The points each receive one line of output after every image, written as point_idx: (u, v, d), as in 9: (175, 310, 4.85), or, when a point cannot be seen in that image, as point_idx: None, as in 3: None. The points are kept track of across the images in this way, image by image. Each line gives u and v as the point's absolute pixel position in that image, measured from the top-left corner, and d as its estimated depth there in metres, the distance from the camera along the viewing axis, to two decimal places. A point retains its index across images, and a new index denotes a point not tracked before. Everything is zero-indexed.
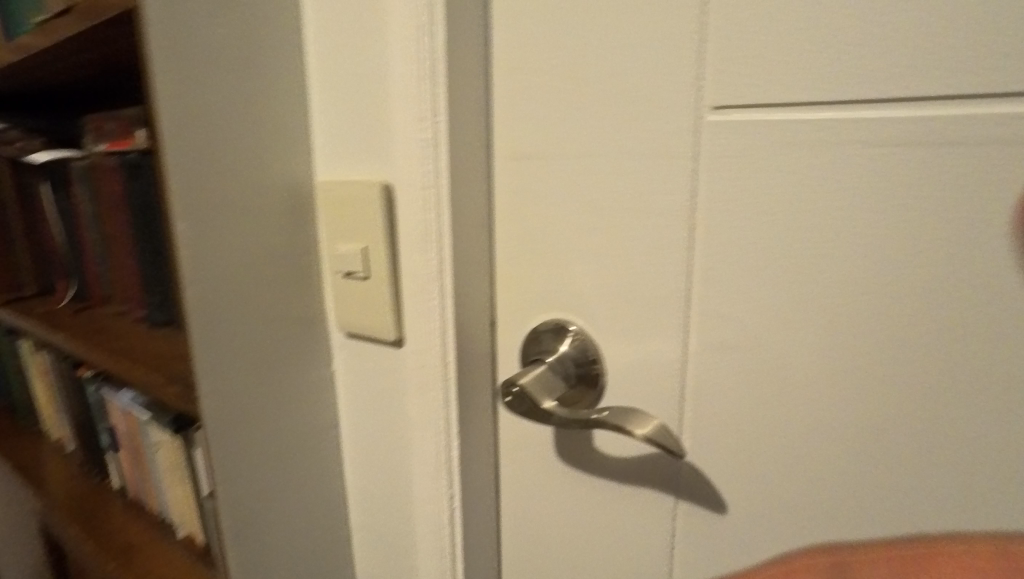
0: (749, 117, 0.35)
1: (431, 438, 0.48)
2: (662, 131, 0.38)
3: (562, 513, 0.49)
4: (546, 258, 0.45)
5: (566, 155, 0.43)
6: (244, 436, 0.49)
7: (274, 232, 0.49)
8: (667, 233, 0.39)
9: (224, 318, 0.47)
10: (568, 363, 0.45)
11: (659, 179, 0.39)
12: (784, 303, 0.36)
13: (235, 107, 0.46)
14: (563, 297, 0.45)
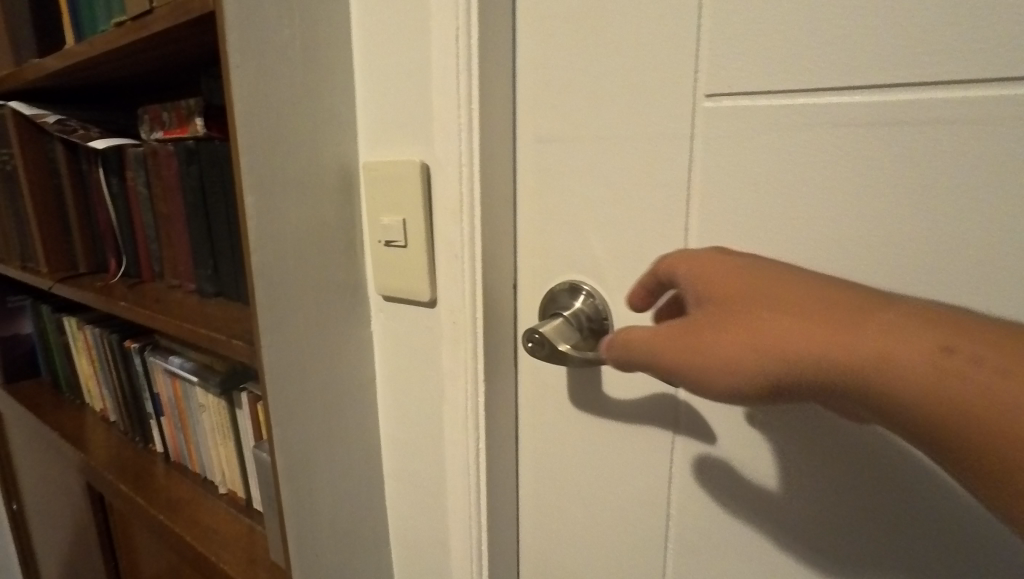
0: (737, 103, 0.42)
1: (462, 386, 0.55)
2: (665, 115, 0.45)
3: (577, 454, 0.56)
4: (564, 228, 0.52)
5: (582, 136, 0.49)
6: (297, 384, 0.56)
7: (325, 205, 0.56)
8: (668, 203, 0.46)
9: (283, 280, 0.54)
10: (582, 317, 0.52)
11: (661, 157, 0.46)
12: (766, 260, 0.42)
13: (295, 96, 0.53)
14: (578, 262, 0.52)
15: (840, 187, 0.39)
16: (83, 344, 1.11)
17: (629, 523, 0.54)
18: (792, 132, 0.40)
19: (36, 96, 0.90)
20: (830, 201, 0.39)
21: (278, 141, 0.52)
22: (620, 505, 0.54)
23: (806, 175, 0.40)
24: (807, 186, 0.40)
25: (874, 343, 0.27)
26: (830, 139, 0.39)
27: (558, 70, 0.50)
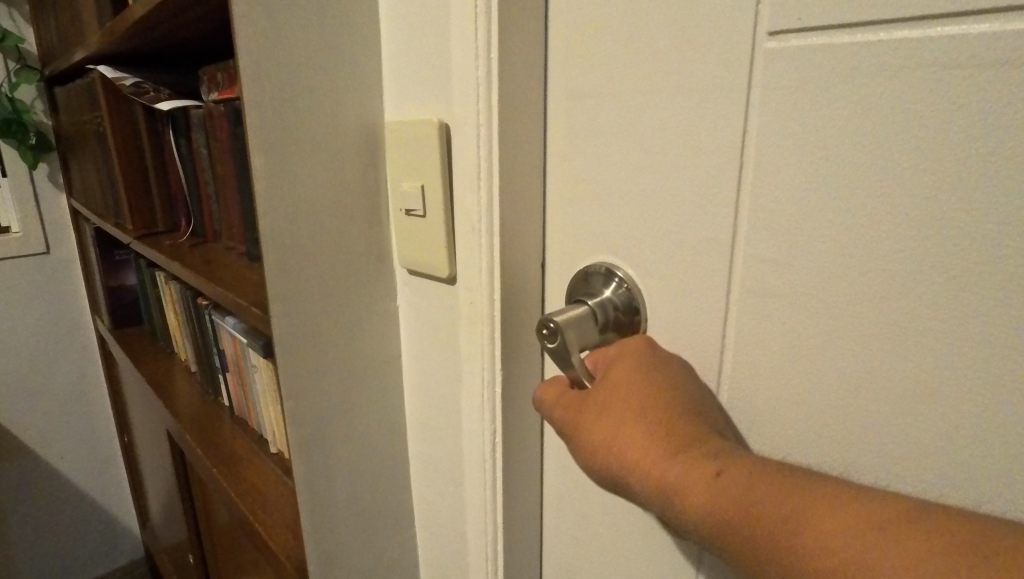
0: (806, 41, 0.32)
1: (478, 374, 0.50)
2: (717, 61, 0.36)
3: None
4: (595, 202, 0.45)
5: (616, 92, 0.41)
6: (312, 358, 0.54)
7: (345, 170, 0.52)
8: (718, 174, 0.37)
9: (296, 248, 0.51)
10: (610, 309, 0.44)
11: (710, 115, 0.37)
12: (837, 248, 0.33)
13: (310, 48, 0.48)
14: (611, 241, 0.45)
15: (941, 156, 0.29)
16: (171, 299, 1.18)
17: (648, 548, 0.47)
18: (879, 79, 0.30)
19: (121, 60, 0.94)
20: (926, 173, 0.29)
21: (291, 98, 0.48)
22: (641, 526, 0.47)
23: (896, 138, 0.30)
24: (899, 152, 0.30)
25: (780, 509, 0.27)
26: (933, 87, 0.28)
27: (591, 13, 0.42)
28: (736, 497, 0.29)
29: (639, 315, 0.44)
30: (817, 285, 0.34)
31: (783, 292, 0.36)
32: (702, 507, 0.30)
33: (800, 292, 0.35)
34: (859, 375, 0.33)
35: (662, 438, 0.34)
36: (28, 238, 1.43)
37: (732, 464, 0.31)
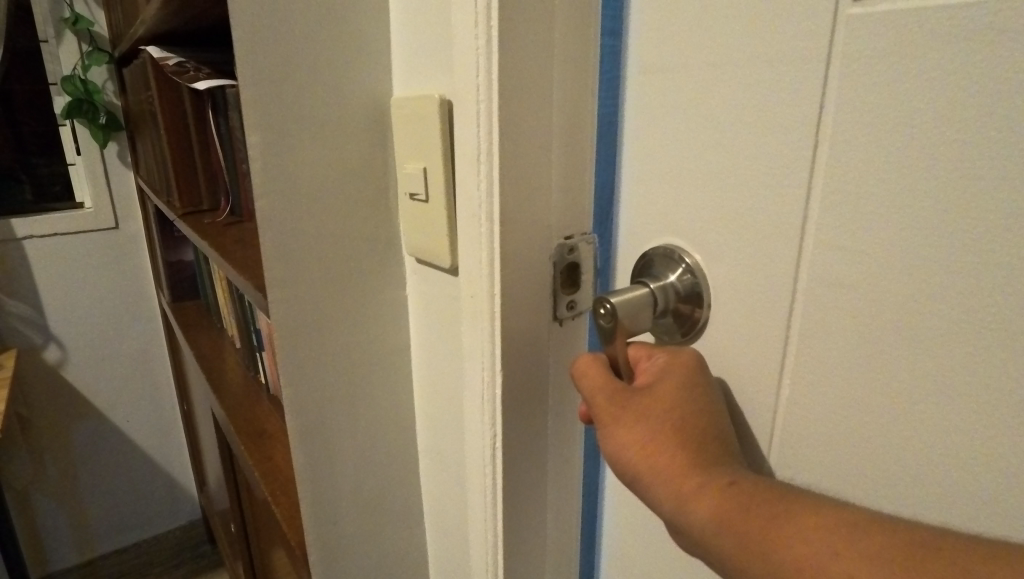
0: (897, 5, 0.26)
1: (479, 374, 0.46)
2: (793, 27, 0.30)
3: None
4: (656, 189, 0.40)
5: (681, 65, 0.36)
6: (313, 347, 0.52)
7: (348, 150, 0.49)
8: (785, 161, 0.32)
9: (295, 231, 0.48)
10: (671, 295, 0.40)
11: (780, 90, 0.31)
12: (919, 258, 0.27)
13: (312, 18, 0.45)
14: (669, 233, 0.40)
15: None
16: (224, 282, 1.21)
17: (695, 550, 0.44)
18: (980, 44, 0.24)
19: (170, 39, 0.96)
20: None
21: (290, 72, 0.45)
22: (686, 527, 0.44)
23: (996, 121, 0.24)
24: (997, 136, 0.24)
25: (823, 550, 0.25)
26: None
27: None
28: (739, 509, 0.28)
29: (700, 306, 0.39)
30: (895, 284, 0.29)
31: (852, 292, 0.31)
32: (705, 516, 0.29)
33: (878, 291, 0.29)
34: (931, 404, 0.28)
35: (684, 461, 0.31)
36: (99, 213, 1.51)
37: (763, 482, 0.29)
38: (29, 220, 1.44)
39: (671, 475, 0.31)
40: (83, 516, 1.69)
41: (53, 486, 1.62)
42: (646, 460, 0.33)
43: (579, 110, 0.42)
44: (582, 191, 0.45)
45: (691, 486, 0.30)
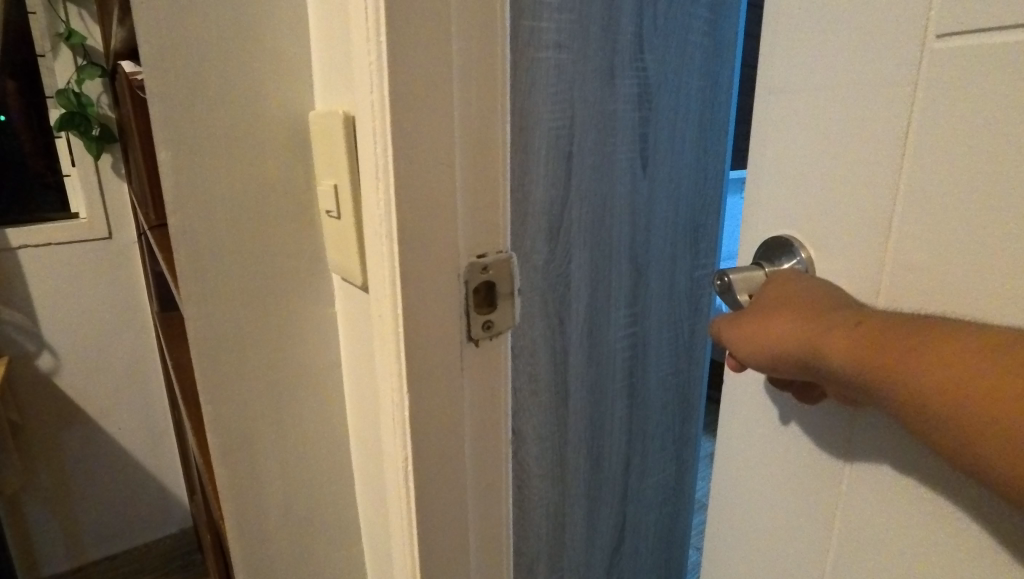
0: (971, 43, 0.35)
1: (389, 394, 0.45)
2: (887, 61, 0.40)
3: (748, 443, 0.55)
4: (770, 189, 0.49)
5: (797, 90, 0.46)
6: (234, 362, 0.51)
7: (267, 167, 0.48)
8: (878, 168, 0.41)
9: (213, 247, 0.49)
10: None
11: (878, 112, 0.41)
12: (974, 243, 0.37)
13: (224, 34, 0.45)
14: (778, 229, 0.49)
15: None
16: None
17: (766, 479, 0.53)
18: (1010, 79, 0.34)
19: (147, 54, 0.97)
20: None
21: (200, 87, 0.45)
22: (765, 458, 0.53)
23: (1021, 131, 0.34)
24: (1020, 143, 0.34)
25: (945, 362, 0.33)
26: None
27: (776, 13, 0.47)
28: (874, 345, 0.36)
29: None
30: (944, 262, 0.38)
31: (925, 274, 0.39)
32: (845, 358, 0.38)
33: (934, 266, 0.39)
34: None
35: (815, 324, 0.40)
36: (92, 222, 1.53)
37: (873, 319, 0.38)
38: (25, 229, 1.48)
39: (799, 332, 0.41)
40: (76, 521, 1.71)
41: (47, 491, 1.65)
42: (778, 334, 0.42)
43: (483, 124, 0.42)
44: (492, 206, 0.44)
45: (821, 335, 0.39)
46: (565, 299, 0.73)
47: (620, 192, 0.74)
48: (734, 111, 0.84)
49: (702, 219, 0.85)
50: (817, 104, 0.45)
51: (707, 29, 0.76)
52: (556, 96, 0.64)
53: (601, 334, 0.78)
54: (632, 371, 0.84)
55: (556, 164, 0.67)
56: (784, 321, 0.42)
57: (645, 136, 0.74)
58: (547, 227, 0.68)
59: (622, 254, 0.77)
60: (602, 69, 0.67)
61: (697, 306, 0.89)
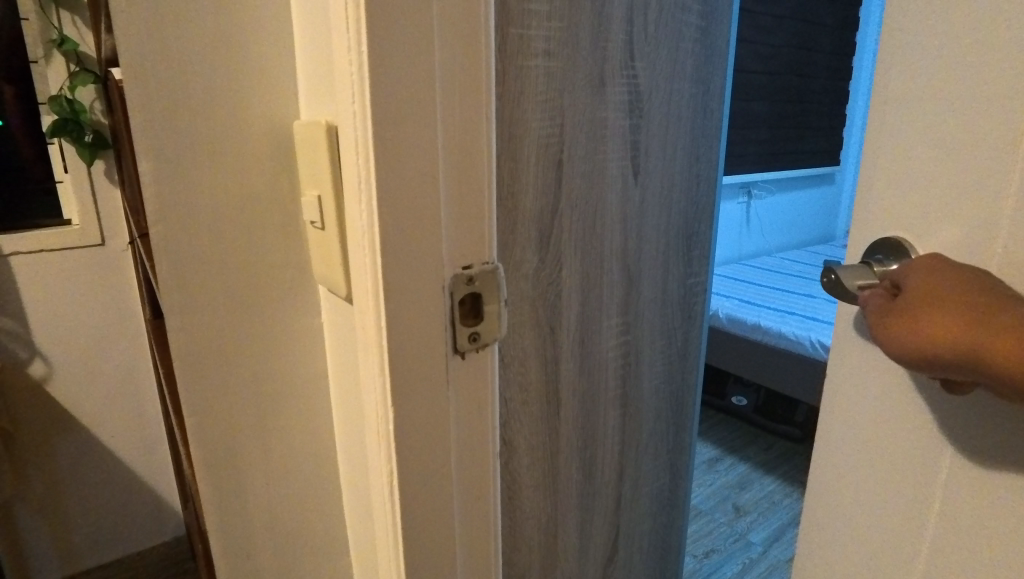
0: None
1: (374, 408, 0.45)
2: (1004, 62, 0.42)
3: (843, 417, 0.58)
4: (883, 186, 0.52)
5: (912, 92, 0.48)
6: (217, 374, 0.51)
7: (251, 177, 0.48)
8: (995, 160, 0.44)
9: (195, 258, 0.48)
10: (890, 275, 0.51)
11: (994, 109, 0.43)
12: None
13: (206, 43, 0.44)
14: (888, 224, 0.52)
15: None
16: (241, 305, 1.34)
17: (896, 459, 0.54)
18: None
19: None
20: None
21: (181, 96, 0.45)
22: (891, 437, 0.54)
23: None
24: None
25: None
26: None
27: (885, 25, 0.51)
28: None
29: None
30: None
31: None
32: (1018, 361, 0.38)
33: None
34: None
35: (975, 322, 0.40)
36: (85, 229, 1.53)
37: None
38: (16, 235, 1.46)
39: (960, 330, 0.40)
40: (68, 531, 1.70)
41: (39, 500, 1.63)
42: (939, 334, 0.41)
43: (467, 134, 0.41)
44: (477, 217, 0.44)
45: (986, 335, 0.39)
46: (556, 309, 0.72)
47: (614, 199, 0.73)
48: (726, 119, 0.84)
49: (695, 227, 0.84)
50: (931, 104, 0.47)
51: (699, 37, 0.76)
52: (546, 104, 0.64)
53: (594, 343, 0.78)
54: (625, 380, 0.84)
55: (546, 171, 0.66)
56: (942, 319, 0.42)
57: (637, 144, 0.73)
58: (537, 236, 0.67)
59: (615, 262, 0.76)
60: (594, 77, 0.67)
61: (691, 314, 0.89)
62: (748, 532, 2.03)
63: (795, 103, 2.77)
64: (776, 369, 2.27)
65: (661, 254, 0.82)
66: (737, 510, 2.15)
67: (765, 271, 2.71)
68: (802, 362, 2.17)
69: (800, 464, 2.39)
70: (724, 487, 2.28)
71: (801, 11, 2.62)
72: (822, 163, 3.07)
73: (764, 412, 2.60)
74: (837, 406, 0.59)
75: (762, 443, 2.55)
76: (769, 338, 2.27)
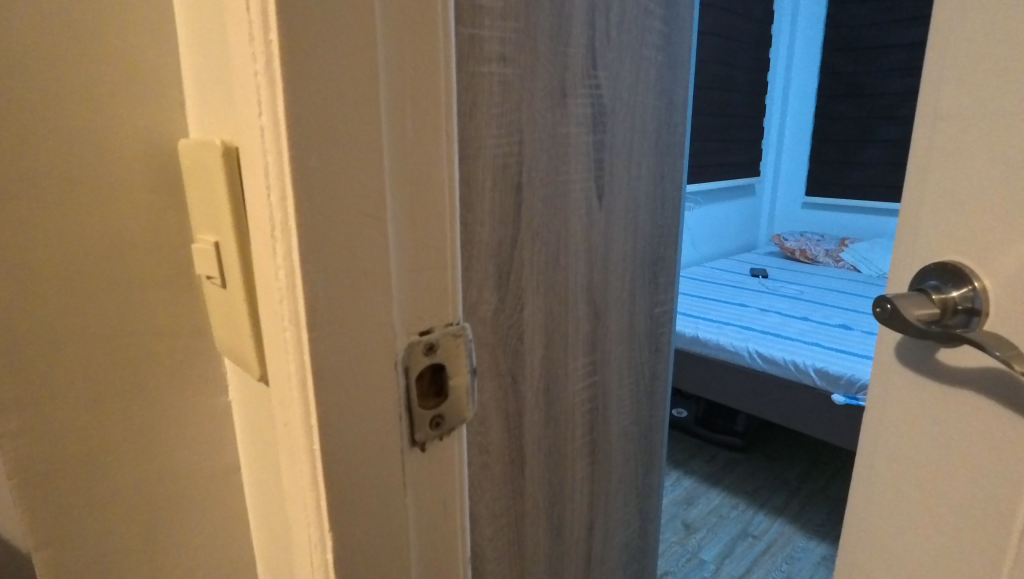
0: None
1: (306, 531, 0.33)
2: None
3: (902, 443, 0.58)
4: (944, 204, 0.51)
5: (979, 108, 0.47)
6: (84, 484, 0.38)
7: (122, 219, 0.35)
8: None
9: (43, 331, 0.35)
10: (950, 300, 0.50)
11: None
12: None
13: (47, 33, 0.32)
14: (950, 242, 0.50)
15: None
16: None
17: (944, 463, 0.55)
18: None
19: None
20: None
21: (6, 108, 0.31)
22: (954, 462, 0.54)
23: None
24: None
25: None
26: None
27: (946, 39, 0.49)
28: None
29: (979, 312, 0.49)
30: None
31: None
32: None
33: None
34: None
35: None
36: None
37: None
38: None
39: None
40: None
41: None
42: None
43: (422, 158, 0.31)
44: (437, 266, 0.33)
45: None
46: (518, 354, 0.62)
47: (578, 226, 0.65)
48: (688, 133, 0.77)
49: (661, 252, 0.77)
50: (1001, 119, 0.46)
51: (661, 45, 0.69)
52: (501, 118, 0.54)
53: (561, 387, 0.68)
54: (593, 425, 0.75)
55: (503, 198, 0.56)
56: None
57: (601, 163, 0.65)
58: (496, 273, 0.57)
59: (580, 296, 0.67)
60: (554, 87, 0.58)
61: (658, 346, 0.81)
62: (701, 550, 1.99)
63: (719, 116, 2.82)
64: (716, 381, 2.25)
65: (628, 284, 0.73)
66: (688, 527, 2.11)
67: (699, 282, 2.72)
68: (742, 373, 2.16)
69: (744, 474, 2.39)
70: (673, 504, 2.24)
71: (721, 27, 2.67)
72: (745, 174, 3.14)
73: (706, 423, 2.60)
74: (883, 425, 0.60)
75: (706, 455, 2.54)
76: (709, 350, 2.26)
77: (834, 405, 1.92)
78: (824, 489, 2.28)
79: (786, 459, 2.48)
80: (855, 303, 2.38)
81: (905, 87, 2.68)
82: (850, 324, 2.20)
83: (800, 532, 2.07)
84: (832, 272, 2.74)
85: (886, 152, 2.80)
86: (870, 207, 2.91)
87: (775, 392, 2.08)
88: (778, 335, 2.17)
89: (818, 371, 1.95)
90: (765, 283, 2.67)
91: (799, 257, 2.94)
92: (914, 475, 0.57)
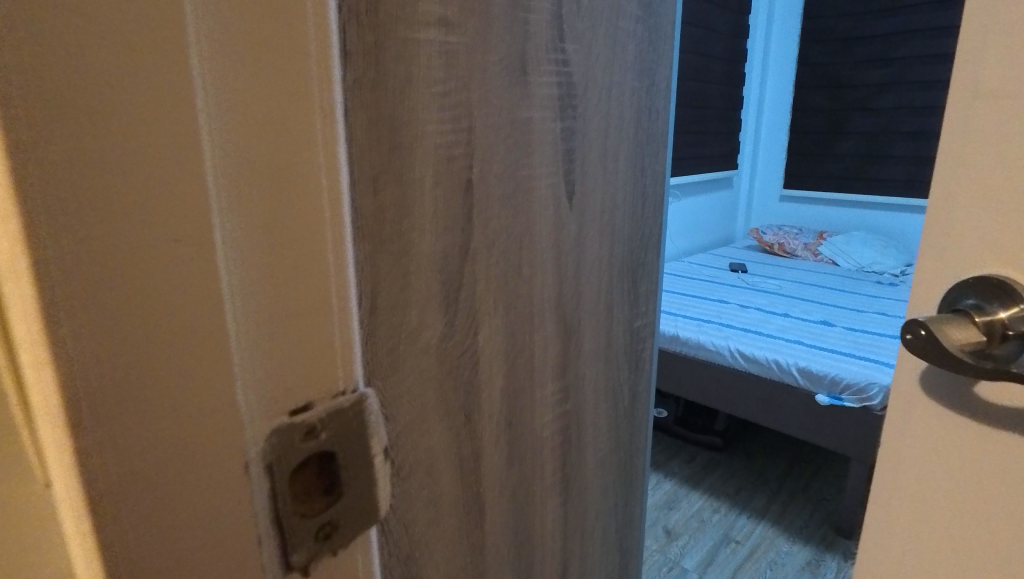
0: None
1: None
2: None
3: (929, 494, 0.48)
4: (984, 207, 0.41)
5: None
6: None
7: None
8: None
9: None
10: (999, 325, 0.40)
11: None
12: None
13: None
14: (992, 253, 0.41)
15: None
16: None
17: (990, 517, 0.45)
18: None
19: None
20: None
21: None
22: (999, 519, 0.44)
23: None
24: None
25: None
26: None
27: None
28: None
29: None
30: None
31: None
32: None
33: None
34: None
35: None
36: None
37: None
38: None
39: None
40: None
41: None
42: None
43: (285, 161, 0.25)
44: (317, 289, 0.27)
45: None
46: (473, 388, 0.51)
47: (544, 231, 0.54)
48: (671, 120, 0.67)
49: (642, 258, 0.67)
50: None
51: (641, 15, 0.58)
52: (445, 100, 0.43)
53: (525, 421, 0.58)
54: (566, 460, 0.64)
55: (450, 199, 0.45)
56: None
57: (571, 156, 0.54)
58: (442, 291, 0.47)
59: (548, 315, 0.57)
60: (511, 63, 0.47)
61: (639, 365, 0.71)
62: (683, 558, 1.89)
63: (695, 108, 2.73)
64: (695, 381, 2.16)
65: (605, 297, 0.63)
66: (669, 533, 2.01)
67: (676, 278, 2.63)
68: (722, 372, 2.07)
69: (725, 475, 2.30)
70: (653, 509, 2.13)
71: (697, 16, 2.58)
72: (722, 167, 3.06)
73: (685, 423, 2.50)
74: (901, 472, 0.50)
75: (685, 455, 2.44)
76: (688, 349, 2.16)
77: (818, 405, 1.85)
78: (806, 487, 2.20)
79: (766, 457, 2.39)
80: (835, 297, 2.32)
81: (882, 77, 2.62)
82: (832, 320, 2.13)
83: (783, 535, 1.98)
84: (810, 266, 2.68)
85: (863, 143, 2.75)
86: (847, 199, 2.86)
87: (757, 393, 1.99)
88: (760, 333, 2.08)
89: (801, 370, 1.87)
90: (744, 277, 2.59)
91: (777, 251, 2.88)
92: (952, 531, 0.47)
